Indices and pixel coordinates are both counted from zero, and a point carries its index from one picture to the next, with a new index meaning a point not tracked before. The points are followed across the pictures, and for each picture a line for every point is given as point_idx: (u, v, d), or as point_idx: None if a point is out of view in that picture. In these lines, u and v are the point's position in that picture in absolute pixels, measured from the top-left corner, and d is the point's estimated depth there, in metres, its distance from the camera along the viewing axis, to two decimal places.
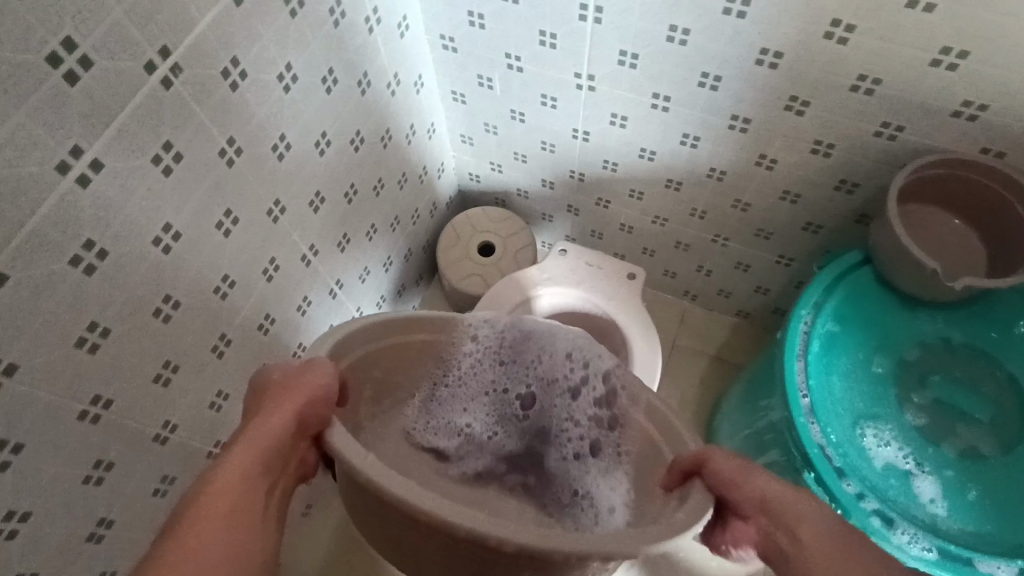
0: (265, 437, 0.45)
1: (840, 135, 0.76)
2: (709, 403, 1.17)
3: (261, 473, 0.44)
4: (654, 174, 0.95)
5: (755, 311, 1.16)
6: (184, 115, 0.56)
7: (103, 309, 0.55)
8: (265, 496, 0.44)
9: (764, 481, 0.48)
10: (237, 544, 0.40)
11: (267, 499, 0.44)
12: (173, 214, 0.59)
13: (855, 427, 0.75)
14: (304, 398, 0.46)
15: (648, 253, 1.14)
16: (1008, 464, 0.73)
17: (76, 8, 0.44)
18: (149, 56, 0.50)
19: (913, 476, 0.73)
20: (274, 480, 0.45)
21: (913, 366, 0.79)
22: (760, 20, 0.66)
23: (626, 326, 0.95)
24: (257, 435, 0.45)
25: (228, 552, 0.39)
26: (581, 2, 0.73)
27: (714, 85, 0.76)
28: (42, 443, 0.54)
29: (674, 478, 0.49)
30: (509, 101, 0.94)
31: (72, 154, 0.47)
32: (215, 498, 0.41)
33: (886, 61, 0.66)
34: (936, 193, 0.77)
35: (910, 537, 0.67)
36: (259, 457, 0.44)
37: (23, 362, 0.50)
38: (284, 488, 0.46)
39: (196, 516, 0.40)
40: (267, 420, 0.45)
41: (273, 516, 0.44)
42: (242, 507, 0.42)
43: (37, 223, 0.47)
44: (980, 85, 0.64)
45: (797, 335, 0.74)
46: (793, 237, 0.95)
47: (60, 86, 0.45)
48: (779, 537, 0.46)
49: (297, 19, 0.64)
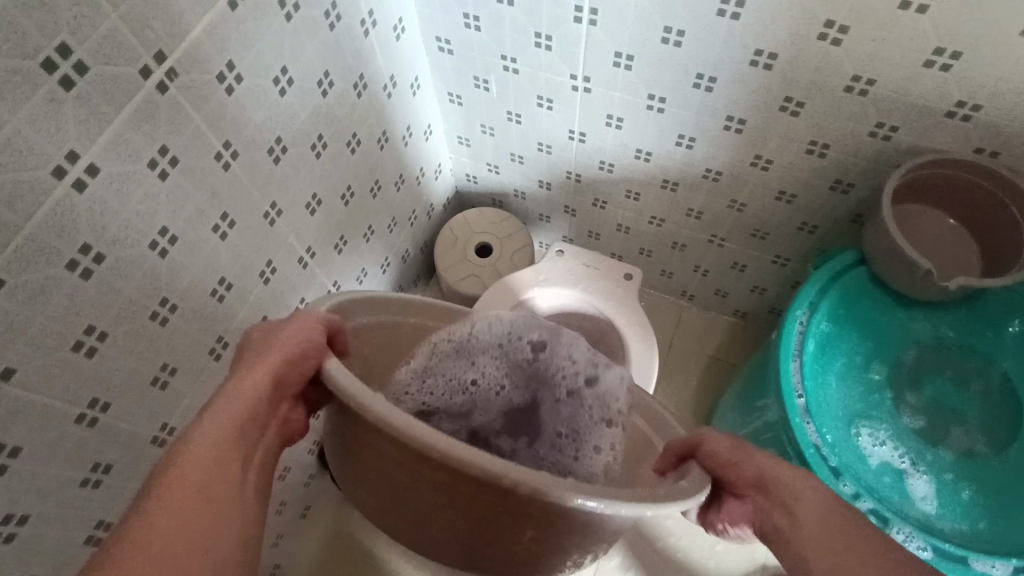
0: (241, 399, 0.43)
1: (835, 135, 0.76)
2: (706, 403, 1.17)
3: (240, 441, 0.42)
4: (650, 175, 0.95)
5: (752, 311, 1.17)
6: (180, 119, 0.56)
7: (100, 313, 0.55)
8: (244, 465, 0.42)
9: (757, 475, 0.48)
10: (213, 516, 0.38)
11: (245, 466, 0.42)
12: (169, 218, 0.59)
13: (850, 426, 0.76)
14: (283, 356, 0.44)
15: (645, 254, 1.14)
16: (1001, 463, 0.73)
17: (70, 14, 0.44)
18: (144, 61, 0.51)
19: (908, 475, 0.74)
20: (251, 448, 0.43)
21: (908, 366, 0.80)
22: (753, 23, 0.66)
23: (623, 326, 0.95)
24: (233, 397, 0.43)
25: (200, 519, 0.38)
26: (576, 5, 0.73)
27: (708, 86, 0.76)
28: (39, 447, 0.55)
29: (668, 461, 0.49)
30: (505, 103, 0.94)
31: (68, 160, 0.48)
32: (186, 466, 0.39)
33: (879, 63, 0.66)
34: (930, 193, 0.77)
35: (905, 536, 0.67)
36: (235, 421, 0.42)
37: (19, 366, 0.50)
38: (268, 456, 0.45)
39: (166, 484, 0.38)
40: (244, 381, 0.44)
41: (253, 485, 0.42)
42: (219, 475, 0.40)
43: (33, 228, 0.47)
44: (973, 86, 0.65)
45: (792, 336, 0.75)
46: (789, 237, 0.95)
47: (55, 92, 0.45)
48: (773, 513, 0.47)
49: (292, 23, 0.65)
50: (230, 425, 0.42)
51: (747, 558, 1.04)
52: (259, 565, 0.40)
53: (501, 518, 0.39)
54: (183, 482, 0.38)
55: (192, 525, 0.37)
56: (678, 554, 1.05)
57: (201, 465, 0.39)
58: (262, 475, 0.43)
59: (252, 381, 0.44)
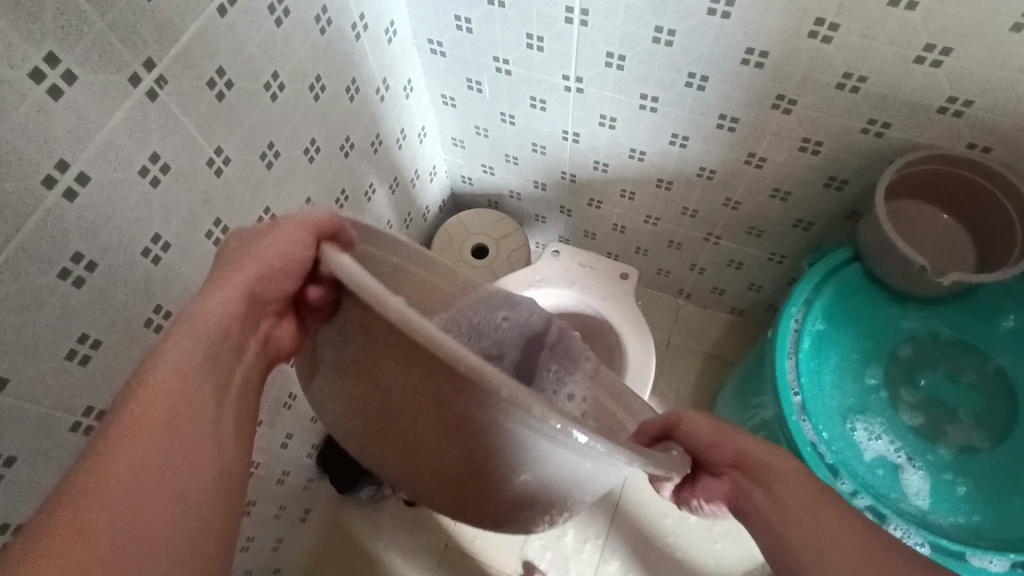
0: (206, 325, 0.45)
1: (828, 132, 0.76)
2: (705, 402, 1.17)
3: (210, 364, 0.45)
4: (645, 174, 0.95)
5: (749, 308, 1.17)
6: (171, 125, 0.56)
7: (94, 321, 0.55)
8: (215, 389, 0.45)
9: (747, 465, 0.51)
10: (188, 438, 0.41)
11: (213, 388, 0.44)
12: (161, 225, 0.59)
13: (846, 421, 0.76)
14: (254, 275, 0.46)
15: (641, 252, 1.15)
16: (996, 456, 0.74)
17: (57, 24, 0.44)
18: (133, 69, 0.51)
19: (903, 469, 0.74)
20: (222, 372, 0.46)
21: (903, 359, 0.80)
22: (743, 21, 0.66)
23: (618, 325, 0.95)
24: (198, 323, 0.45)
25: (171, 438, 0.40)
26: (566, 5, 0.73)
27: (700, 85, 0.76)
28: (33, 456, 0.55)
29: (644, 436, 0.50)
30: (498, 104, 0.94)
31: (58, 168, 0.48)
32: (153, 390, 0.41)
33: (870, 60, 0.66)
34: (924, 189, 0.77)
35: (902, 532, 0.67)
36: (200, 346, 0.44)
37: (13, 376, 0.50)
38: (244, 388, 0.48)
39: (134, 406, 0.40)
40: (209, 304, 0.46)
41: (223, 404, 0.45)
42: (192, 398, 0.43)
43: (23, 238, 0.47)
44: (964, 81, 0.64)
45: (788, 333, 0.74)
46: (785, 234, 0.95)
47: (44, 101, 0.45)
48: (751, 491, 0.52)
49: (283, 28, 0.65)
50: (197, 349, 0.44)
51: (747, 556, 1.04)
52: (232, 477, 0.44)
53: (481, 497, 0.40)
54: (156, 404, 0.41)
55: (168, 446, 0.40)
56: (678, 554, 1.05)
57: (176, 386, 0.42)
58: (233, 399, 0.46)
59: (218, 303, 0.46)
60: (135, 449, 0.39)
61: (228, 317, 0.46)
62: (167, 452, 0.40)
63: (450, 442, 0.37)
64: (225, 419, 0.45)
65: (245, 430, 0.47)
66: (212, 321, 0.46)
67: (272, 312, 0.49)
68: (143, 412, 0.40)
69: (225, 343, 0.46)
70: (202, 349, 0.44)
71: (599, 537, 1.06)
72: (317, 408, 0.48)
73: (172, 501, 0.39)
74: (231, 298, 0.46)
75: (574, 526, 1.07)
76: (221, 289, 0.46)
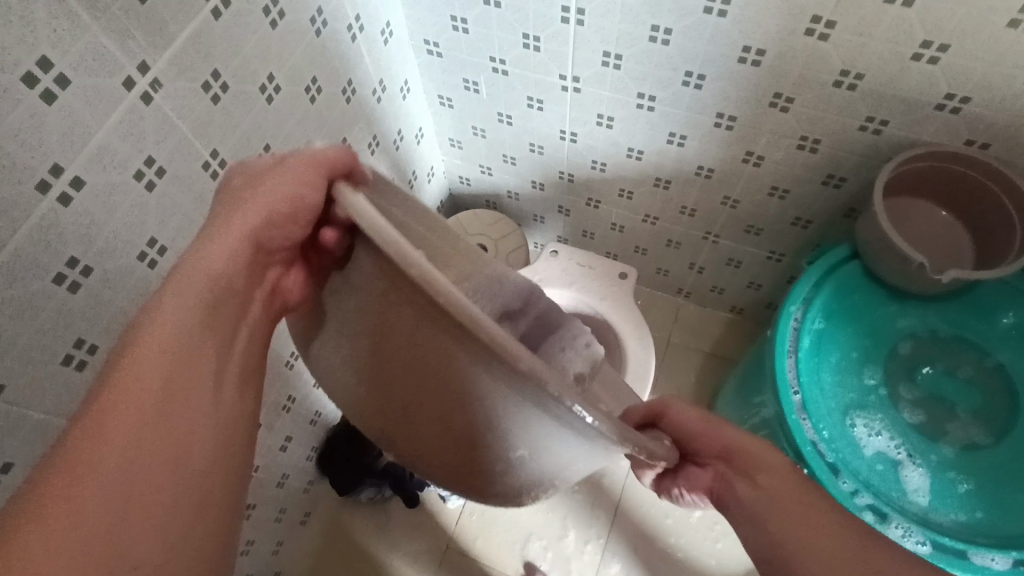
0: (207, 272, 0.44)
1: (825, 130, 0.76)
2: (706, 401, 1.17)
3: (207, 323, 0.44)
4: (643, 174, 0.95)
5: (749, 307, 1.16)
6: (165, 128, 0.56)
7: (90, 326, 0.55)
8: (214, 339, 0.44)
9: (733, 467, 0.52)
10: (185, 403, 0.41)
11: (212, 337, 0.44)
12: (157, 229, 0.59)
13: (846, 418, 0.76)
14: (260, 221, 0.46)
15: (640, 252, 1.14)
16: (997, 453, 0.73)
17: (49, 28, 0.44)
18: (127, 72, 0.50)
19: (903, 465, 0.74)
20: (225, 319, 0.46)
21: (902, 356, 0.79)
22: (740, 19, 0.66)
23: (618, 323, 0.95)
24: (198, 269, 0.44)
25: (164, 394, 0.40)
26: (562, 5, 0.73)
27: (697, 84, 0.76)
28: (31, 462, 0.55)
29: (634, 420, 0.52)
30: (495, 104, 0.94)
31: (52, 173, 0.47)
32: (148, 345, 0.41)
33: (866, 57, 0.66)
34: (921, 186, 0.77)
35: (903, 530, 0.67)
36: (199, 295, 0.44)
37: (9, 382, 0.50)
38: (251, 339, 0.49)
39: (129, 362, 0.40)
40: (208, 249, 0.45)
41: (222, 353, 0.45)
42: (190, 361, 0.42)
43: (18, 243, 0.47)
44: (962, 77, 0.64)
45: (788, 331, 0.74)
46: (784, 232, 0.95)
47: (37, 106, 0.45)
48: (734, 479, 0.53)
49: (278, 30, 0.64)
50: (196, 297, 0.43)
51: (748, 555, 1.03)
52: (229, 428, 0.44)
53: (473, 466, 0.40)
54: (150, 360, 0.40)
55: (162, 404, 0.40)
56: (679, 554, 1.05)
57: (171, 350, 0.42)
58: (233, 359, 0.46)
59: (218, 249, 0.45)
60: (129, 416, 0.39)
61: (225, 269, 0.45)
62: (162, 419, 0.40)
63: (454, 413, 0.38)
64: (224, 380, 0.45)
65: (248, 381, 0.47)
66: (210, 274, 0.44)
67: (280, 259, 0.50)
68: (138, 376, 0.40)
69: (224, 297, 0.46)
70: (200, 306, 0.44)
71: (600, 538, 1.06)
72: (316, 372, 0.48)
73: (168, 467, 0.40)
74: (231, 249, 0.45)
75: (575, 526, 1.07)
76: (219, 237, 0.45)
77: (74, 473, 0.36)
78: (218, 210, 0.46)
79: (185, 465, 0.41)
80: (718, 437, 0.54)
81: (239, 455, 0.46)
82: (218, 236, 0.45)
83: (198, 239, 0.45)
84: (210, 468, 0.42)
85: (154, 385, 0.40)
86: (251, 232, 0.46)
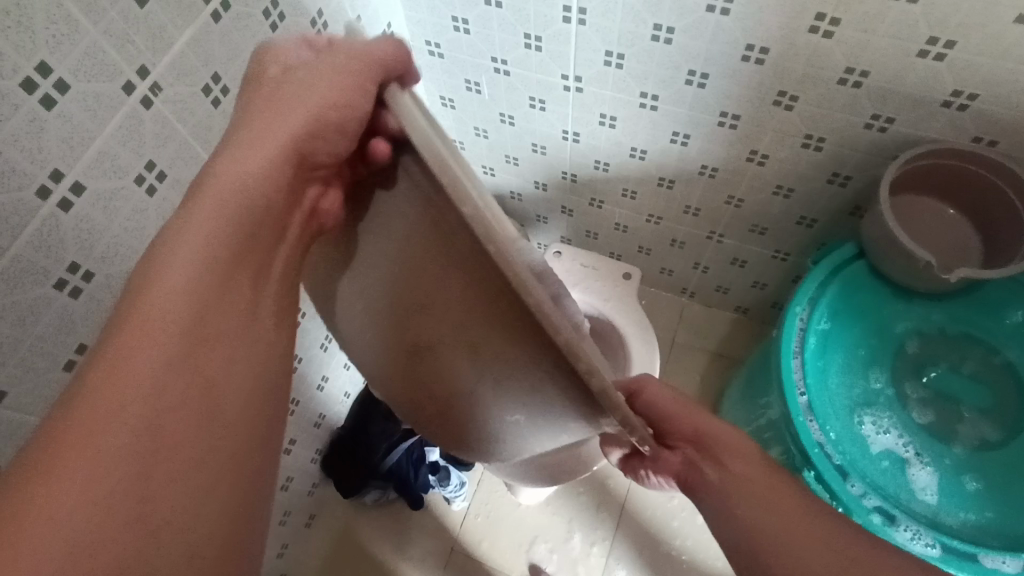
0: (238, 191, 0.40)
1: (830, 128, 0.75)
2: (711, 401, 1.17)
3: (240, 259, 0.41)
4: (646, 173, 0.95)
5: (754, 306, 1.16)
6: (165, 133, 0.56)
7: (92, 332, 0.55)
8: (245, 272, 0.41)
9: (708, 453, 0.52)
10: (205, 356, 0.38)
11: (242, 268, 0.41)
12: (158, 234, 0.58)
13: (854, 416, 0.75)
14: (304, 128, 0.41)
15: (644, 252, 1.14)
16: (1008, 452, 0.73)
17: (48, 34, 0.44)
18: (126, 77, 0.50)
19: (911, 464, 0.73)
20: (262, 243, 0.42)
21: (911, 353, 0.78)
22: (743, 17, 0.66)
23: (622, 324, 0.94)
24: (229, 188, 0.40)
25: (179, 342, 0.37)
26: (563, 5, 0.72)
27: (701, 82, 0.76)
28: None
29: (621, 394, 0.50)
30: (497, 105, 0.93)
31: (52, 178, 0.47)
32: (163, 285, 0.38)
33: (872, 53, 0.65)
34: (928, 184, 0.76)
35: (912, 533, 0.66)
36: (229, 219, 0.40)
37: (11, 389, 0.50)
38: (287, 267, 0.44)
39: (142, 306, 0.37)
40: (243, 163, 0.40)
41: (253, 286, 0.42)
42: (218, 307, 0.39)
43: (19, 249, 0.47)
44: (967, 73, 0.64)
45: (794, 332, 0.73)
46: (789, 231, 0.94)
47: (36, 111, 0.45)
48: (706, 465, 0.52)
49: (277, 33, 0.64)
50: (225, 222, 0.40)
51: None
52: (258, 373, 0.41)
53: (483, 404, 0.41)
54: (164, 303, 0.37)
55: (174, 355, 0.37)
56: (684, 557, 1.04)
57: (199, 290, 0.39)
58: (270, 293, 0.43)
59: (253, 161, 0.41)
60: (153, 365, 0.36)
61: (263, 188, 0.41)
62: (187, 369, 0.37)
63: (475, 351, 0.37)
64: (256, 328, 0.42)
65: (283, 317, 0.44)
66: (245, 197, 0.41)
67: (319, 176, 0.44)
68: (161, 318, 0.37)
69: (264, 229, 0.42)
70: (235, 238, 0.40)
71: (606, 540, 1.06)
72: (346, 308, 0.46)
73: (192, 424, 0.37)
74: (270, 158, 0.41)
75: (580, 529, 1.07)
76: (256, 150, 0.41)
77: (92, 425, 0.34)
78: (246, 110, 0.42)
79: (214, 421, 0.38)
80: (691, 420, 0.53)
81: (272, 413, 0.43)
82: (257, 151, 0.41)
83: (231, 148, 0.41)
84: (239, 427, 0.40)
85: (173, 330, 0.37)
86: (289, 143, 0.41)
